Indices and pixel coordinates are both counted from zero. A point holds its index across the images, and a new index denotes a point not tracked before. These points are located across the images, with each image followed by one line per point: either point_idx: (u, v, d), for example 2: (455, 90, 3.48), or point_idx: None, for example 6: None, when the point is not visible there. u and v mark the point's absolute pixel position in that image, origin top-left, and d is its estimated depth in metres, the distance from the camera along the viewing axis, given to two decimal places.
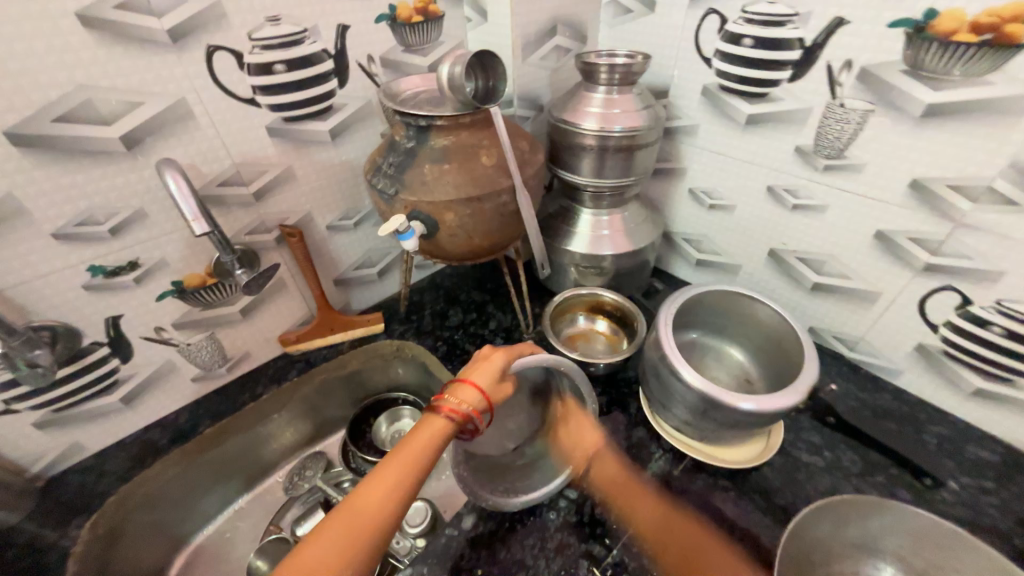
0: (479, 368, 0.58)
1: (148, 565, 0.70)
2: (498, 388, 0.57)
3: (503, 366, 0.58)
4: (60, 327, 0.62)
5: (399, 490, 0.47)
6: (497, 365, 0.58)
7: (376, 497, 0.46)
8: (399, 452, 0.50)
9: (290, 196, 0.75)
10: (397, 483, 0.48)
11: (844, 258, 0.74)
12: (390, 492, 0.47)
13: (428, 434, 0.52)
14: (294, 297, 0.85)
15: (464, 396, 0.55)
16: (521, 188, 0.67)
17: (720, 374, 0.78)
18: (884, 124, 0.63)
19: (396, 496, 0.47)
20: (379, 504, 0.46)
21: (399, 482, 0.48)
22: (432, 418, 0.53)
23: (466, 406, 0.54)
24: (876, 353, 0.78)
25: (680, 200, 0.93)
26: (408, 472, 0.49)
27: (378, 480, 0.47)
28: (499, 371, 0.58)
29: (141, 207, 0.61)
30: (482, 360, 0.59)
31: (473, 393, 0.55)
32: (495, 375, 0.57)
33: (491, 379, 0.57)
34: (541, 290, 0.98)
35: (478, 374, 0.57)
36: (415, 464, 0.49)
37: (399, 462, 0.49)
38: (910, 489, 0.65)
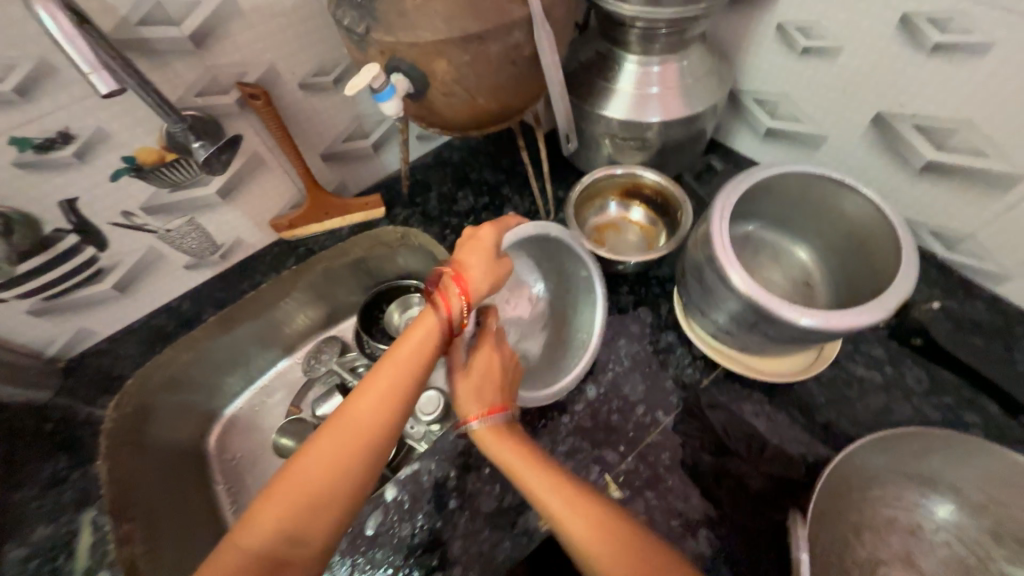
0: (471, 249, 0.51)
1: (183, 435, 0.75)
2: (496, 268, 0.51)
3: (495, 243, 0.52)
4: (11, 213, 0.54)
5: (397, 393, 0.45)
6: (487, 241, 0.52)
7: (373, 402, 0.44)
8: (395, 353, 0.46)
9: (242, 41, 0.57)
10: (396, 386, 0.45)
11: (987, 127, 0.54)
12: (387, 396, 0.44)
13: (421, 332, 0.47)
14: (279, 176, 0.73)
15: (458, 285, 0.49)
16: (542, 21, 0.48)
17: (776, 275, 0.65)
18: None
19: (394, 398, 0.44)
20: (377, 407, 0.44)
21: (398, 386, 0.45)
22: (427, 315, 0.48)
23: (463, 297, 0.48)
24: (983, 255, 0.62)
25: (760, 43, 0.68)
26: (406, 372, 0.45)
27: (374, 382, 0.44)
28: (493, 248, 0.51)
29: (46, 57, 0.47)
30: (471, 240, 0.52)
31: (469, 279, 0.49)
32: (488, 253, 0.51)
33: (488, 257, 0.51)
34: (567, 169, 0.82)
35: (472, 257, 0.50)
36: (414, 365, 0.46)
37: (396, 361, 0.46)
38: (980, 413, 0.57)
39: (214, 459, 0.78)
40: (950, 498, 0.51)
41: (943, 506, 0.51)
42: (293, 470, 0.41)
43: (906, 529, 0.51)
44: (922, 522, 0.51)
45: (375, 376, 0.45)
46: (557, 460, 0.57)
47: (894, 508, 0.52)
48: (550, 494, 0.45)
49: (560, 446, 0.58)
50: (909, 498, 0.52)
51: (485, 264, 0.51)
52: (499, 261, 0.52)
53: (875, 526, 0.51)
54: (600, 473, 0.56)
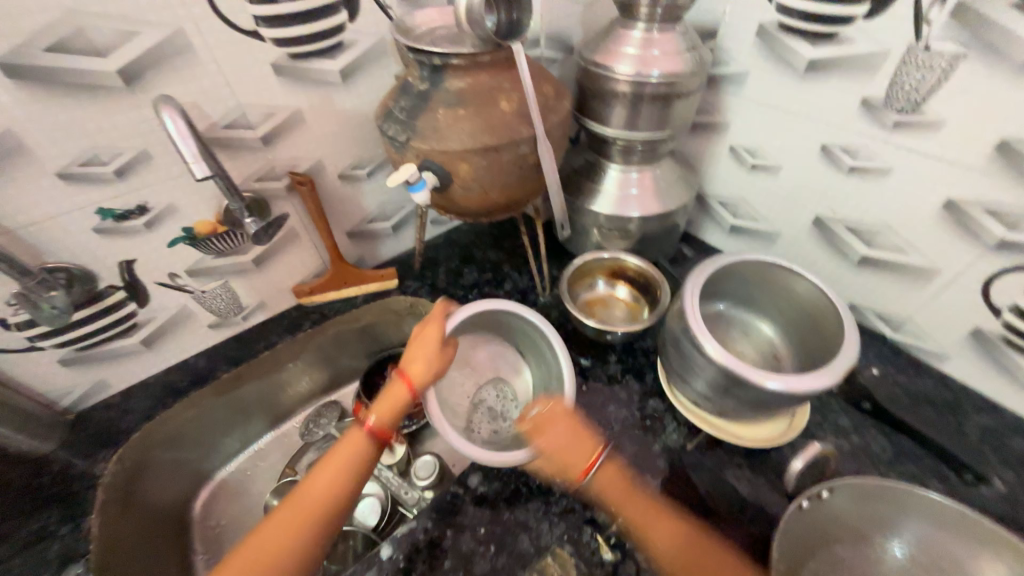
0: (418, 339, 0.60)
1: (172, 497, 0.74)
2: (439, 355, 0.59)
3: (440, 331, 0.60)
4: (75, 270, 0.62)
5: (344, 469, 0.52)
6: (434, 331, 0.60)
7: (323, 480, 0.51)
8: (318, 477, 0.51)
9: (300, 141, 0.71)
10: (349, 456, 0.53)
11: (901, 230, 0.67)
12: (338, 472, 0.52)
13: (344, 454, 0.53)
14: (307, 249, 0.83)
15: (402, 382, 0.56)
16: (543, 139, 0.62)
17: (747, 349, 0.73)
18: (976, 72, 0.53)
19: (343, 476, 0.52)
20: (305, 521, 0.49)
21: (345, 467, 0.52)
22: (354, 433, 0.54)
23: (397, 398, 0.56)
24: (923, 336, 0.71)
25: (718, 159, 0.85)
26: (329, 496, 0.50)
27: (330, 460, 0.52)
28: (439, 337, 0.60)
29: (146, 148, 0.59)
30: (420, 331, 0.61)
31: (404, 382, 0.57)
32: (432, 343, 0.59)
33: (433, 344, 0.59)
34: (561, 252, 0.94)
35: (416, 350, 0.59)
36: (337, 486, 0.51)
37: (348, 442, 0.54)
38: (943, 481, 0.61)
39: (197, 525, 0.75)
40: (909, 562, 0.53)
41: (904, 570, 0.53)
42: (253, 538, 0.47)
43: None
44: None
45: (330, 456, 0.53)
46: (551, 520, 0.59)
47: None
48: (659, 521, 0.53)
49: (554, 507, 0.60)
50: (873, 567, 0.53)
51: (428, 353, 0.58)
52: (444, 349, 0.60)
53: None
54: (593, 534, 0.58)
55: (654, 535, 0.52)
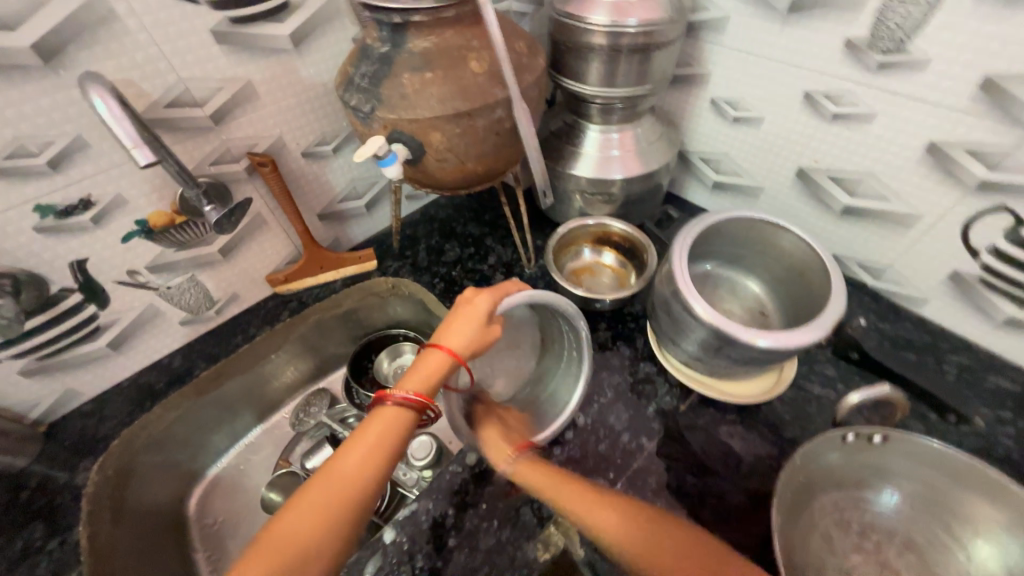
0: (461, 315, 0.53)
1: (164, 500, 0.71)
2: (483, 336, 0.53)
3: (487, 311, 0.53)
4: (21, 275, 0.57)
5: (379, 443, 0.46)
6: (480, 309, 0.53)
7: (358, 456, 0.45)
8: (369, 430, 0.47)
9: (255, 118, 0.65)
10: (384, 433, 0.47)
11: (884, 177, 0.66)
12: (372, 450, 0.45)
13: (385, 419, 0.47)
14: (277, 235, 0.79)
15: (440, 352, 0.51)
16: (519, 101, 0.58)
17: (734, 307, 0.73)
18: (963, 4, 0.51)
19: (378, 455, 0.45)
20: (367, 462, 0.45)
21: (381, 441, 0.46)
22: (385, 407, 0.48)
23: (435, 375, 0.50)
24: (903, 282, 0.72)
25: (700, 113, 0.82)
26: (384, 445, 0.46)
27: (363, 435, 0.46)
28: (482, 316, 0.52)
29: (80, 135, 0.53)
30: (463, 304, 0.54)
31: (442, 356, 0.51)
32: (479, 321, 0.52)
33: (475, 325, 0.52)
34: (543, 221, 0.91)
35: (457, 325, 0.52)
36: (390, 438, 0.47)
37: (381, 417, 0.47)
38: (923, 420, 0.64)
39: (194, 525, 0.74)
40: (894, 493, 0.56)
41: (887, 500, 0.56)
42: (276, 527, 0.40)
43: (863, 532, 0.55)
44: (870, 525, 0.56)
45: (364, 429, 0.47)
46: None
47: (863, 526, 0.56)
48: (602, 512, 0.49)
49: None
50: (858, 499, 0.56)
51: (472, 332, 0.52)
52: (488, 329, 0.53)
53: (834, 527, 0.55)
54: None
55: (598, 520, 0.49)
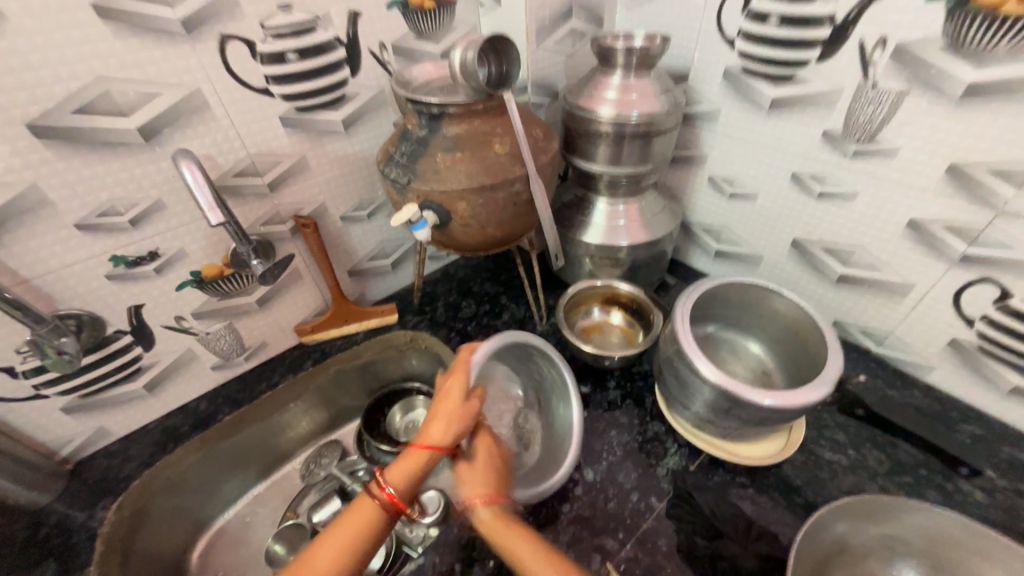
0: (440, 400, 0.57)
1: (170, 548, 0.71)
2: (461, 417, 0.57)
3: (461, 393, 0.57)
4: (85, 316, 0.63)
5: (394, 492, 0.52)
6: (454, 392, 0.57)
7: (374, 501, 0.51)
8: (386, 475, 0.53)
9: (305, 186, 0.75)
10: (368, 522, 0.50)
11: (873, 249, 0.71)
12: (386, 496, 0.51)
13: (391, 478, 0.53)
14: (310, 288, 0.86)
15: (423, 446, 0.54)
16: (535, 177, 0.66)
17: (738, 368, 0.76)
18: (921, 106, 0.59)
19: (365, 539, 0.49)
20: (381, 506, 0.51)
21: (399, 485, 0.52)
22: (364, 501, 0.51)
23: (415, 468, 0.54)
24: (905, 349, 0.75)
25: (699, 189, 0.90)
26: (401, 486, 0.52)
27: (346, 525, 0.49)
28: (459, 398, 0.57)
29: (160, 199, 0.62)
30: (442, 389, 0.58)
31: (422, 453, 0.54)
32: (455, 404, 0.56)
33: (454, 406, 0.57)
34: (555, 282, 0.97)
35: (438, 410, 0.56)
36: (406, 481, 0.53)
37: (364, 510, 0.51)
38: (939, 490, 0.63)
39: None
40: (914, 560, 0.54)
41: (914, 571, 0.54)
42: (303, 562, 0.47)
43: None
44: None
45: (351, 514, 0.50)
46: (559, 550, 0.59)
47: None
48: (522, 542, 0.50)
49: (561, 536, 0.60)
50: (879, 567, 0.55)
51: (452, 415, 0.56)
52: (466, 405, 0.57)
53: None
54: (602, 561, 0.58)
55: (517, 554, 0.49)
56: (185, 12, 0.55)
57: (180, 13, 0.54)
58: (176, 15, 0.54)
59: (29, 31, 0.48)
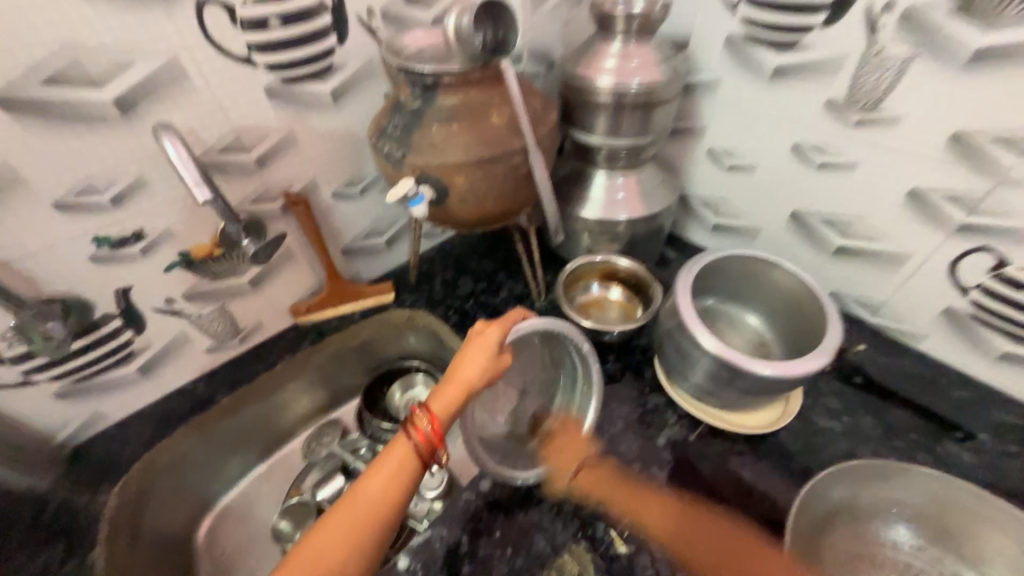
0: (472, 347, 0.56)
1: (177, 526, 0.72)
2: (494, 365, 0.57)
3: (497, 342, 0.57)
4: (71, 299, 0.61)
5: (402, 472, 0.49)
6: (491, 341, 0.56)
7: (379, 481, 0.48)
8: (392, 451, 0.50)
9: (294, 162, 0.72)
10: (400, 464, 0.49)
11: (872, 219, 0.71)
12: (392, 476, 0.48)
13: (398, 455, 0.50)
14: (303, 268, 0.84)
15: (456, 384, 0.54)
16: (535, 149, 0.64)
17: (737, 341, 0.76)
18: (927, 71, 0.58)
19: (397, 483, 0.48)
20: (385, 489, 0.47)
21: (405, 463, 0.49)
22: (401, 442, 0.51)
23: (447, 411, 0.53)
24: (899, 318, 0.76)
25: (698, 161, 0.89)
26: (405, 465, 0.49)
27: (381, 468, 0.48)
28: (493, 347, 0.56)
29: (141, 176, 0.59)
30: (473, 337, 0.57)
31: (455, 389, 0.54)
32: (490, 352, 0.56)
33: (487, 357, 0.56)
34: (553, 258, 0.96)
35: (472, 357, 0.55)
36: (410, 461, 0.50)
37: (398, 451, 0.50)
38: (929, 453, 0.65)
39: (202, 553, 0.74)
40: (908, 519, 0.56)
41: (910, 532, 0.56)
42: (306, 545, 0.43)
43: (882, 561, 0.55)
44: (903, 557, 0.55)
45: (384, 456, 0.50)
46: (564, 518, 0.60)
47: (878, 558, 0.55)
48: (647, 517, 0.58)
49: (566, 506, 0.61)
50: (877, 531, 0.56)
51: (485, 362, 0.56)
52: (497, 359, 0.57)
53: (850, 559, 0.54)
54: (607, 529, 0.59)
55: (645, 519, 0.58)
56: None
57: None
58: None
59: None
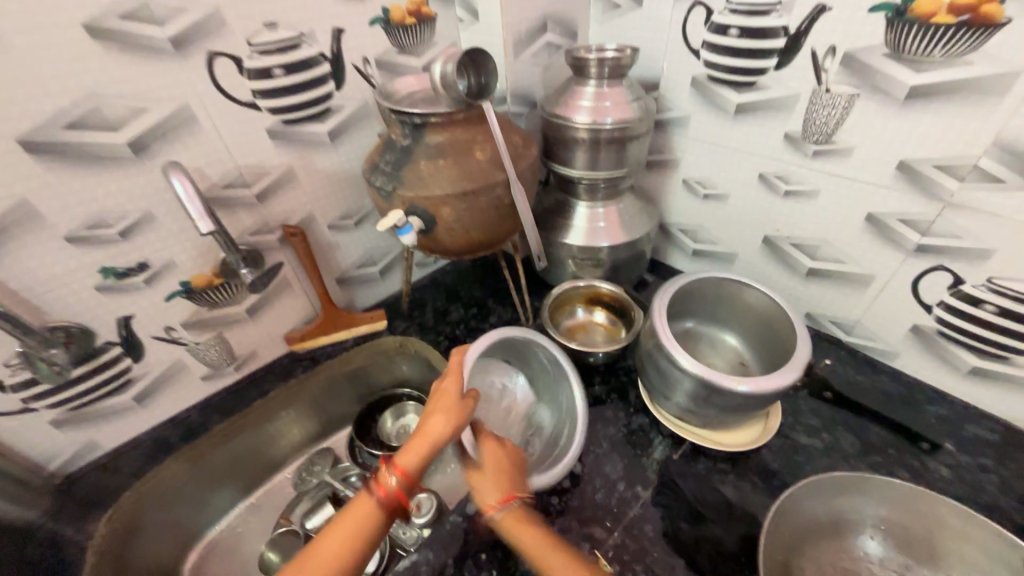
0: (438, 398, 0.57)
1: (163, 559, 0.72)
2: (462, 412, 0.56)
3: (459, 391, 0.57)
4: (76, 328, 0.64)
5: (359, 534, 0.48)
6: (453, 392, 0.57)
7: (335, 545, 0.47)
8: (351, 514, 0.49)
9: (293, 197, 0.77)
10: (361, 526, 0.49)
11: (837, 242, 0.75)
12: (350, 539, 0.48)
13: (358, 517, 0.49)
14: (299, 296, 0.87)
15: (422, 437, 0.53)
16: (516, 182, 0.69)
17: (717, 361, 0.79)
18: (870, 107, 0.64)
19: (357, 544, 0.48)
20: (340, 557, 0.46)
21: (364, 526, 0.49)
22: (361, 503, 0.50)
23: (406, 474, 0.51)
24: (872, 336, 0.78)
25: (675, 191, 0.94)
26: (363, 527, 0.49)
27: (337, 532, 0.48)
28: (457, 398, 0.57)
29: (149, 211, 0.64)
30: (440, 391, 0.58)
31: (421, 442, 0.53)
32: (453, 403, 0.56)
33: (452, 405, 0.56)
34: (540, 284, 1.00)
35: (437, 407, 0.55)
36: (367, 524, 0.49)
37: (356, 513, 0.49)
38: (907, 468, 0.66)
39: None
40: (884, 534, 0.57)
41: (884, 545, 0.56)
42: None
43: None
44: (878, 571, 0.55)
45: (343, 518, 0.49)
46: None
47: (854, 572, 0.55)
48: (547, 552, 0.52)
49: (552, 527, 0.62)
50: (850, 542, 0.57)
51: (453, 412, 0.55)
52: (463, 405, 0.57)
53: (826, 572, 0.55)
54: (592, 550, 0.59)
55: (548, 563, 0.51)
56: (173, 32, 0.57)
57: (169, 32, 0.57)
58: (165, 34, 0.57)
59: (22, 51, 0.50)
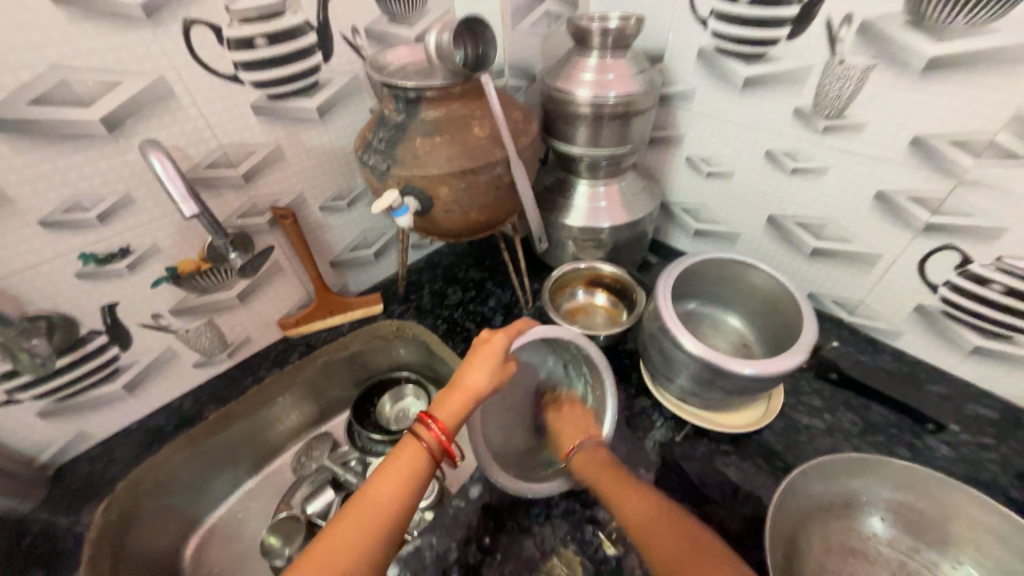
0: (479, 352, 0.57)
1: (162, 547, 0.70)
2: (502, 370, 0.57)
3: (504, 347, 0.57)
4: (56, 317, 0.61)
5: (411, 472, 0.49)
6: (497, 346, 0.57)
7: (388, 483, 0.48)
8: (402, 452, 0.50)
9: (281, 176, 0.73)
10: (411, 468, 0.49)
11: (844, 221, 0.74)
12: (402, 477, 0.48)
13: (407, 455, 0.50)
14: (292, 281, 0.84)
15: (463, 391, 0.55)
16: (516, 160, 0.66)
17: (719, 342, 0.78)
18: (886, 80, 0.61)
19: (409, 482, 0.48)
20: (395, 491, 0.47)
21: (413, 465, 0.49)
22: (410, 443, 0.51)
23: (453, 420, 0.53)
24: (875, 316, 0.78)
25: (678, 169, 0.91)
26: (415, 465, 0.50)
27: (389, 470, 0.49)
28: (500, 353, 0.57)
29: (128, 192, 0.60)
30: (481, 343, 0.58)
31: (462, 394, 0.54)
32: (497, 356, 0.57)
33: (495, 360, 0.57)
34: (539, 266, 0.98)
35: (480, 361, 0.56)
36: (418, 462, 0.50)
37: (407, 451, 0.50)
38: (908, 447, 0.66)
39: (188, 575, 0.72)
40: (886, 512, 0.58)
41: (886, 524, 0.58)
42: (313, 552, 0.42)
43: (861, 553, 0.57)
44: (879, 548, 0.57)
45: (394, 462, 0.49)
46: (553, 523, 0.60)
47: (858, 550, 0.57)
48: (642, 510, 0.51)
49: (555, 510, 0.62)
50: (854, 522, 0.58)
51: (492, 369, 0.56)
52: (505, 366, 0.57)
53: (830, 550, 0.56)
54: (595, 532, 0.59)
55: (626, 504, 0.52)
56: None
57: None
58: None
59: None
